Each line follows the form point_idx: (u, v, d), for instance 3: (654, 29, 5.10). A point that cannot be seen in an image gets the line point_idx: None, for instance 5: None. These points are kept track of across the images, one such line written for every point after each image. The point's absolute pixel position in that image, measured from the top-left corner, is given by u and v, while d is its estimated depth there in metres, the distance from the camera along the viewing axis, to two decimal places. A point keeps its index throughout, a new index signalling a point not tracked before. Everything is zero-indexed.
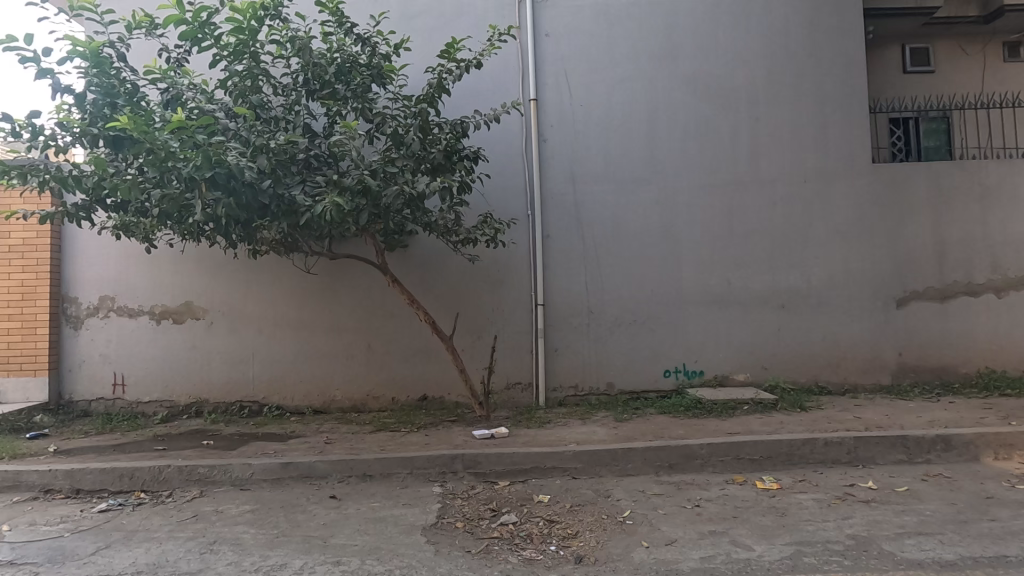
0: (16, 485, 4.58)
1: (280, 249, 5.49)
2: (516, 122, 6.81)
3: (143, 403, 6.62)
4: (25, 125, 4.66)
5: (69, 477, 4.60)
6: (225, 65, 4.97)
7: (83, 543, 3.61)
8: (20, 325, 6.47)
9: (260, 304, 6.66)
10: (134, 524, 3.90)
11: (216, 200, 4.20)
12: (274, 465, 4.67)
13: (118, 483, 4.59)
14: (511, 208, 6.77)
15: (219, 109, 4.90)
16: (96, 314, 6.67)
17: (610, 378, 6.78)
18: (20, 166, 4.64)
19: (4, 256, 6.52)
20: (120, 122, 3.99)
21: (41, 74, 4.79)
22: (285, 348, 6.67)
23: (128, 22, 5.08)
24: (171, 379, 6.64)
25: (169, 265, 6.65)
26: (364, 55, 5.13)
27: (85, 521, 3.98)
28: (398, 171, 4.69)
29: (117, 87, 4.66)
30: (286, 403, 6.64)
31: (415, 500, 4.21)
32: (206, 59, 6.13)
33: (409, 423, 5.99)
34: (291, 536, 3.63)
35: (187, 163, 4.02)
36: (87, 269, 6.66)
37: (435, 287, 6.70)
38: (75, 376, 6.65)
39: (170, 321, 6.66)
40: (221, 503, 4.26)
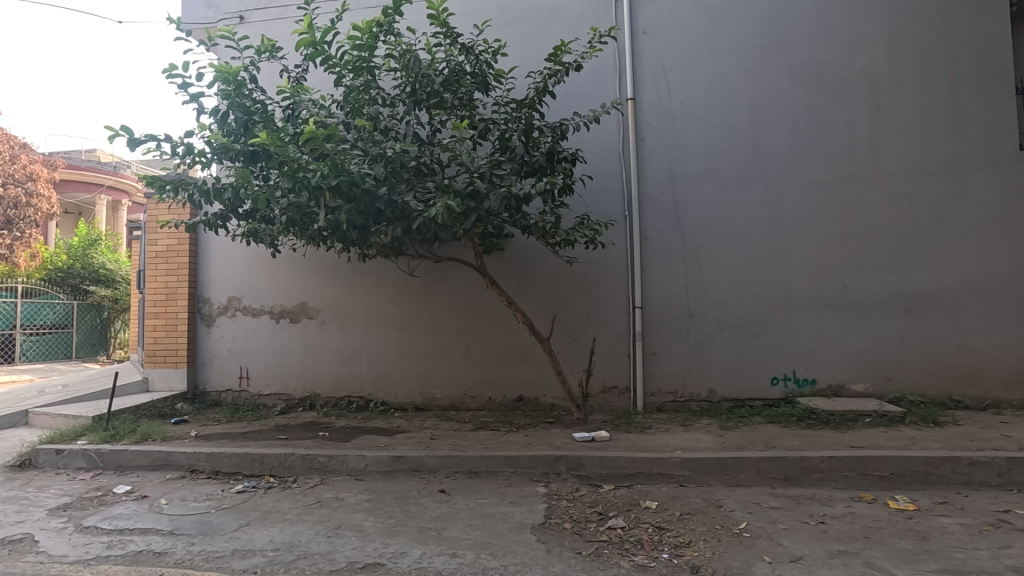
0: (167, 464, 5.15)
1: (388, 253, 5.77)
2: (614, 122, 6.73)
3: (265, 396, 7.22)
4: (178, 144, 5.24)
5: (210, 459, 5.10)
6: (343, 81, 5.32)
7: (227, 520, 3.99)
8: (165, 322, 7.30)
9: (367, 305, 7.05)
10: (267, 506, 4.26)
11: (339, 207, 4.53)
12: (386, 458, 4.92)
13: (250, 467, 5.03)
14: (609, 209, 6.70)
15: (337, 122, 5.25)
16: (225, 312, 7.35)
17: (712, 385, 6.51)
18: (173, 180, 5.24)
19: (152, 261, 7.37)
20: (260, 137, 4.41)
21: (190, 98, 5.38)
22: (390, 347, 7.00)
23: (258, 47, 5.57)
24: (288, 373, 7.18)
25: (288, 268, 7.21)
26: (469, 63, 5.31)
27: (226, 500, 4.40)
28: (504, 175, 4.80)
29: (252, 106, 5.14)
30: (390, 400, 6.97)
31: (520, 499, 4.26)
32: (323, 75, 6.60)
33: (507, 423, 6.08)
34: (407, 526, 3.80)
35: (315, 174, 4.37)
36: (218, 272, 7.37)
37: (532, 289, 6.76)
38: (208, 369, 7.37)
39: (287, 320, 7.20)
40: (340, 490, 4.54)
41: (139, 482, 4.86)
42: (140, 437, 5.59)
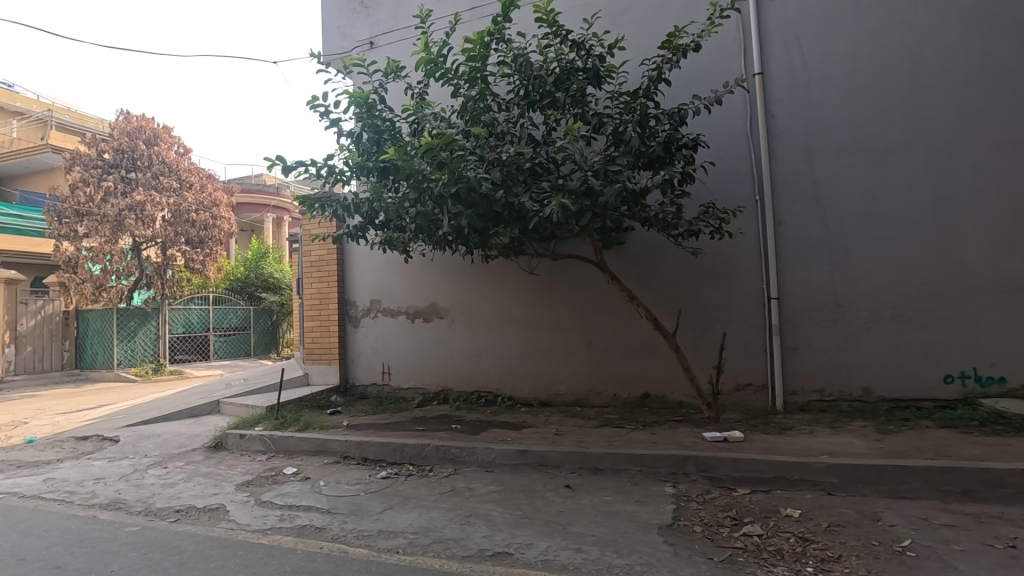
0: (324, 450, 5.82)
1: (508, 254, 5.95)
2: (740, 101, 6.28)
3: (404, 390, 7.83)
4: (323, 166, 5.88)
5: (359, 447, 5.67)
6: (460, 93, 5.59)
7: (374, 503, 4.41)
8: (320, 324, 8.24)
9: (492, 304, 7.33)
10: (408, 492, 4.64)
11: (459, 213, 4.78)
12: (513, 452, 5.10)
13: (392, 456, 5.51)
14: (736, 195, 6.28)
15: (457, 132, 5.53)
16: (368, 314, 8.10)
17: (867, 383, 5.82)
18: (320, 199, 5.89)
19: (308, 270, 8.36)
20: (389, 154, 4.80)
21: (331, 124, 6.00)
22: (514, 344, 7.22)
23: (385, 70, 6.06)
24: (423, 369, 7.72)
25: (419, 271, 7.74)
26: (580, 60, 5.30)
27: (373, 484, 4.87)
28: (619, 168, 4.73)
29: (382, 126, 5.60)
30: (516, 395, 7.20)
31: (647, 498, 4.17)
32: (443, 88, 7.00)
33: (633, 420, 5.98)
34: (533, 519, 3.91)
35: (437, 183, 4.67)
36: (361, 278, 8.13)
37: (656, 283, 6.56)
38: (356, 365, 8.17)
39: (420, 320, 7.74)
40: (472, 481, 4.79)
41: (304, 464, 5.56)
42: (303, 425, 6.39)
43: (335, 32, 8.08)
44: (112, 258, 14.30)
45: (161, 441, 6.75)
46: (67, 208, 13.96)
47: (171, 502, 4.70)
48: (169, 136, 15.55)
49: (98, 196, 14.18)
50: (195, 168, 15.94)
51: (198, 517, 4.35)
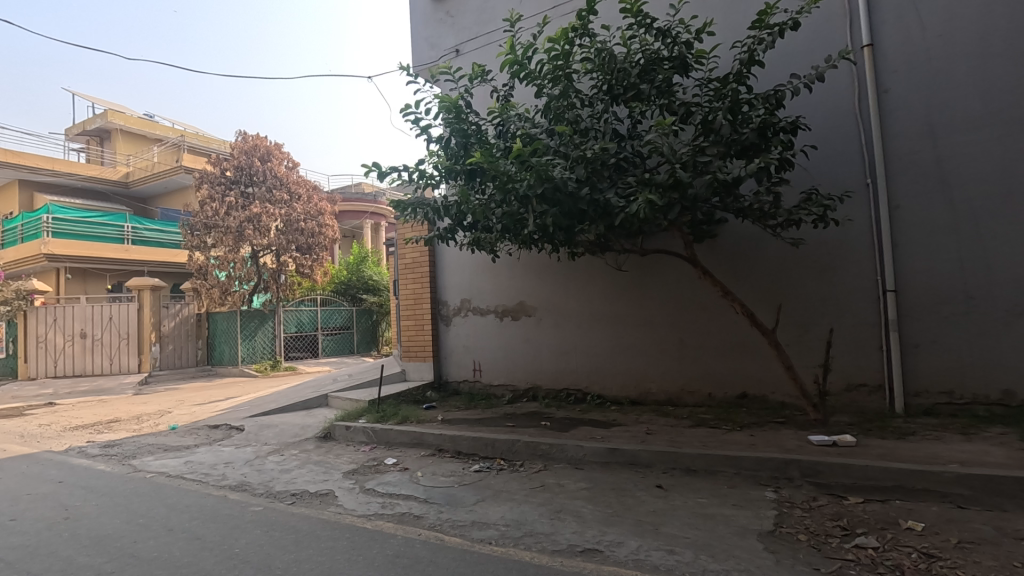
0: (421, 443, 6.11)
1: (595, 250, 5.91)
2: (846, 77, 5.79)
3: (495, 387, 8.01)
4: (415, 172, 6.16)
5: (452, 441, 5.89)
6: (544, 92, 5.62)
7: (467, 495, 4.58)
8: (415, 323, 8.65)
9: (579, 301, 7.31)
10: (499, 485, 4.77)
11: (545, 212, 4.83)
12: (603, 450, 5.07)
13: (484, 450, 5.67)
14: (844, 180, 5.80)
15: (541, 131, 5.58)
16: (459, 313, 8.38)
17: (1008, 385, 5.14)
18: (412, 203, 6.18)
19: (403, 272, 8.80)
20: (475, 157, 4.94)
21: (422, 132, 6.27)
22: (602, 341, 7.15)
23: (471, 75, 6.23)
24: (512, 366, 7.86)
25: (507, 270, 7.88)
26: (666, 49, 5.15)
27: (466, 477, 5.05)
28: (709, 158, 4.55)
29: (469, 130, 5.77)
30: (605, 393, 7.13)
31: (745, 502, 3.98)
32: (527, 89, 7.09)
33: (730, 421, 5.71)
34: (624, 517, 3.87)
35: (523, 183, 4.74)
36: (452, 278, 8.42)
37: (753, 277, 6.21)
38: (449, 362, 8.48)
39: (509, 318, 7.88)
40: (562, 477, 4.82)
41: (403, 456, 5.88)
42: (401, 419, 6.76)
43: (422, 43, 8.45)
44: (235, 266, 15.89)
45: (279, 430, 7.42)
46: (198, 222, 15.70)
47: (288, 486, 5.17)
48: (280, 153, 17.00)
49: (223, 210, 15.83)
50: (302, 180, 17.30)
51: (311, 501, 4.74)
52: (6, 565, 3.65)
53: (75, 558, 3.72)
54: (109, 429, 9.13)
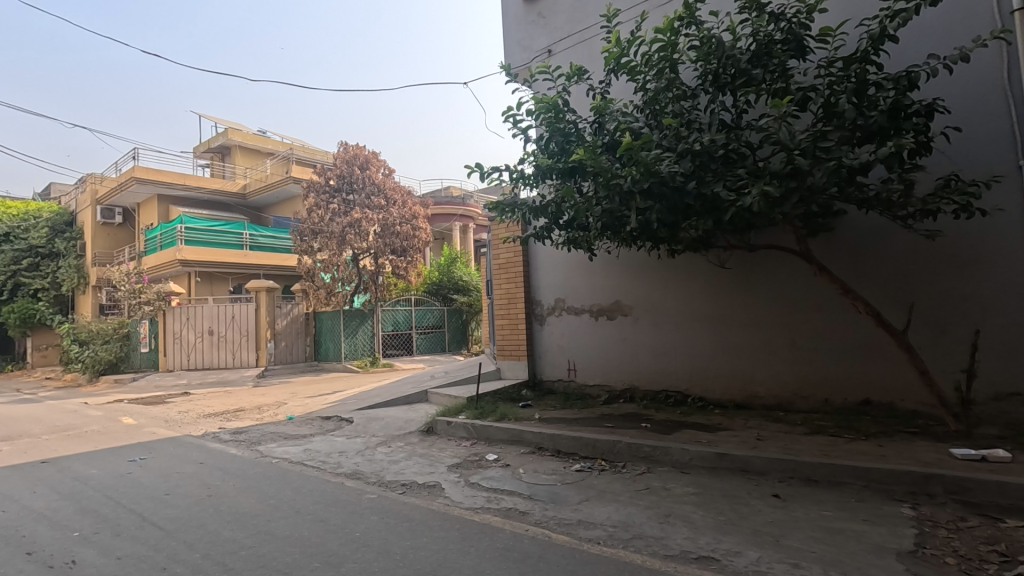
0: (520, 440, 6.20)
1: (698, 247, 5.71)
2: (993, 49, 5.16)
3: (590, 387, 7.95)
4: (514, 172, 6.26)
5: (552, 440, 5.92)
6: (646, 85, 5.50)
7: (571, 493, 4.58)
8: (509, 323, 8.77)
9: (679, 300, 7.07)
10: (603, 486, 4.73)
11: (649, 207, 4.73)
12: (710, 455, 4.87)
13: (584, 450, 5.64)
14: (991, 163, 5.17)
15: (643, 125, 5.46)
16: (553, 312, 8.40)
17: None
18: (510, 203, 6.28)
19: (498, 272, 8.94)
20: (578, 154, 4.94)
21: (520, 132, 6.36)
22: (705, 342, 6.87)
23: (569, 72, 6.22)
24: (608, 366, 7.75)
25: (603, 268, 7.79)
26: (780, 31, 4.87)
27: (568, 476, 5.06)
28: (832, 145, 4.24)
29: (568, 128, 5.77)
30: (708, 396, 6.85)
31: (878, 518, 3.66)
32: (624, 84, 6.98)
33: (853, 429, 5.27)
34: (739, 526, 3.70)
35: (627, 179, 4.67)
36: (546, 278, 8.46)
37: (878, 273, 5.70)
38: (543, 361, 8.52)
39: (605, 317, 7.78)
40: (667, 481, 4.69)
41: (504, 452, 6.00)
42: (499, 416, 6.89)
43: (515, 45, 8.57)
44: (339, 268, 16.94)
45: (384, 424, 7.83)
46: (306, 228, 16.95)
47: (397, 476, 5.44)
48: (377, 161, 17.94)
49: (327, 216, 16.95)
50: (398, 186, 18.17)
51: (420, 491, 4.97)
52: (165, 534, 4.14)
53: (220, 531, 4.15)
54: (237, 417, 10.09)
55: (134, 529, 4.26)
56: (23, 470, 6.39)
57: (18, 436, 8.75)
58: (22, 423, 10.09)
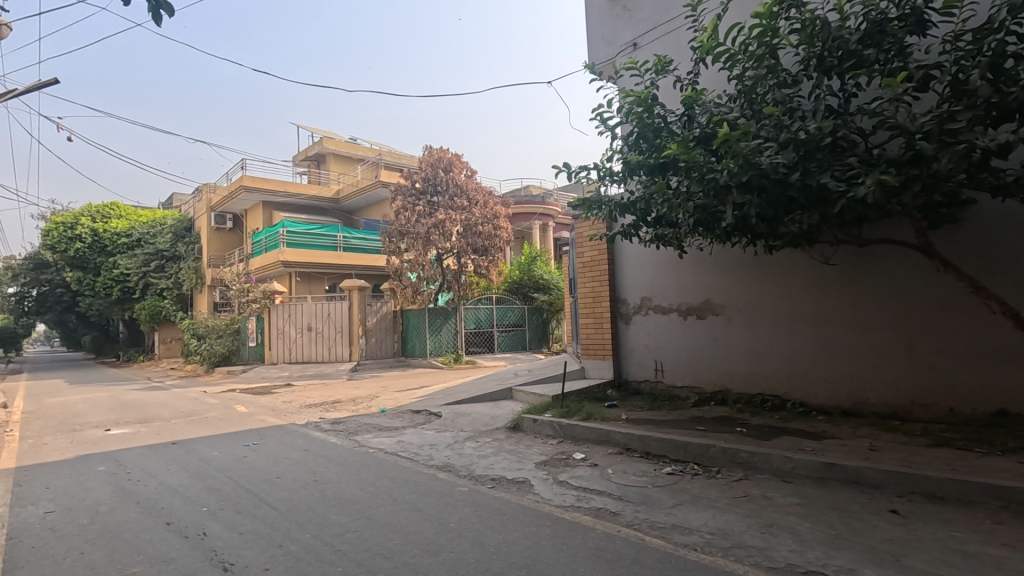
0: (607, 440, 6.14)
1: (799, 242, 5.38)
2: None
3: (679, 388, 7.70)
4: (602, 169, 6.20)
5: (641, 441, 5.81)
6: (743, 73, 5.25)
7: (663, 496, 4.47)
8: (593, 321, 8.68)
9: (777, 299, 6.68)
10: (697, 491, 4.57)
11: (747, 202, 4.52)
12: (816, 464, 4.57)
13: (675, 453, 5.48)
14: None
15: (739, 116, 5.21)
16: (639, 311, 8.22)
17: None
18: (596, 201, 6.22)
19: (581, 271, 8.86)
20: (670, 148, 4.81)
21: (607, 129, 6.28)
22: (806, 343, 6.45)
23: (657, 65, 6.06)
24: (698, 367, 7.48)
25: (693, 266, 7.53)
26: (898, 6, 4.46)
27: (660, 478, 4.94)
28: (961, 127, 3.85)
29: (657, 123, 5.63)
30: (810, 401, 6.43)
31: (1021, 543, 3.27)
32: (716, 74, 6.70)
33: (985, 443, 4.75)
34: (853, 542, 3.44)
35: (723, 172, 4.49)
36: (632, 276, 8.30)
37: (1016, 269, 5.09)
38: (629, 361, 8.37)
39: (694, 317, 7.50)
40: (768, 489, 4.45)
41: (591, 452, 5.95)
42: (585, 415, 6.85)
43: (598, 41, 8.48)
44: (424, 268, 17.55)
45: (471, 419, 8.02)
46: (394, 230, 17.71)
47: (487, 471, 5.57)
48: (459, 162, 18.34)
49: (413, 218, 17.54)
50: (479, 186, 18.52)
51: (510, 487, 5.05)
52: (279, 514, 4.49)
53: (327, 514, 4.44)
54: (334, 408, 10.75)
55: (253, 508, 4.65)
56: (158, 450, 7.18)
57: (152, 420, 9.83)
58: (154, 408, 11.33)
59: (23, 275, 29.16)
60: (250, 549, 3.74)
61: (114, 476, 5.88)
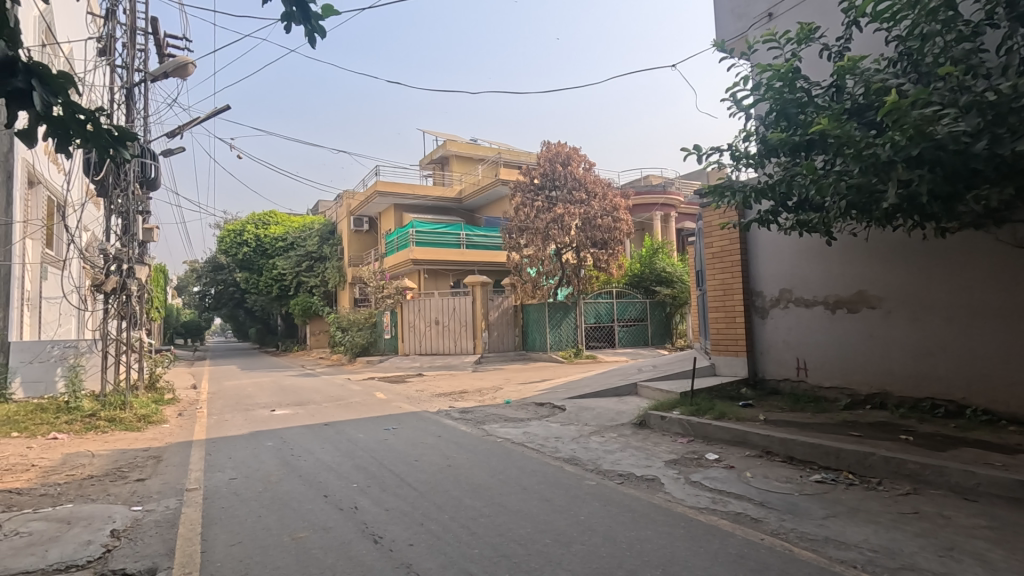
0: (744, 442, 5.75)
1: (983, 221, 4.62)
2: None
3: (825, 389, 6.99)
4: (737, 152, 5.80)
5: (783, 444, 5.36)
6: (909, 32, 4.61)
7: (812, 506, 4.09)
8: (725, 315, 8.17)
9: (952, 289, 5.81)
10: (854, 503, 4.12)
11: (917, 178, 3.98)
12: (1009, 482, 3.90)
13: (824, 459, 4.99)
14: None
15: (904, 81, 4.60)
16: (778, 304, 7.59)
17: None
18: (729, 186, 5.81)
19: (710, 261, 8.38)
20: (819, 123, 4.36)
21: (740, 110, 5.86)
22: (990, 341, 5.55)
23: (800, 33, 5.51)
24: (849, 366, 6.73)
25: (842, 254, 6.78)
26: None
27: (808, 486, 4.52)
28: None
29: (801, 98, 5.14)
30: (997, 408, 5.53)
31: None
32: (870, 36, 6.01)
33: None
34: None
35: (886, 147, 4.00)
36: (769, 267, 7.68)
37: None
38: (766, 359, 7.75)
39: (845, 310, 6.76)
40: (945, 507, 3.88)
41: (726, 453, 5.62)
42: (718, 414, 6.48)
43: (727, 15, 7.94)
44: (544, 263, 17.78)
45: (596, 413, 7.96)
46: (514, 226, 17.83)
47: (615, 466, 5.49)
48: (578, 155, 18.23)
49: (533, 213, 17.70)
50: (598, 179, 18.30)
51: (639, 484, 4.93)
52: (419, 494, 4.81)
53: (461, 498, 4.66)
54: (462, 398, 11.26)
55: (396, 487, 5.04)
56: (314, 430, 8.04)
57: (307, 403, 11.04)
58: (308, 392, 12.71)
59: (205, 276, 34.23)
60: (395, 525, 4.05)
61: (281, 451, 6.69)
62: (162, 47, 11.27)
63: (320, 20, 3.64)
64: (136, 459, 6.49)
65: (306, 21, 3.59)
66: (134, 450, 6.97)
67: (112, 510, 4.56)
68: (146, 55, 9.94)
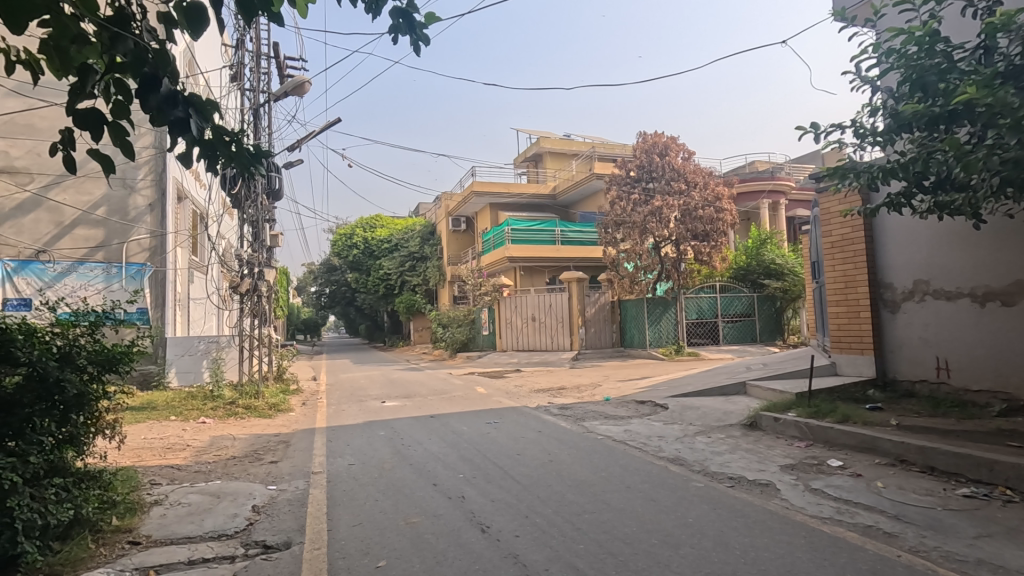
0: (873, 448, 5.24)
1: None
2: None
3: (973, 392, 6.18)
4: (862, 130, 5.28)
5: (921, 453, 4.82)
6: None
7: (960, 523, 3.64)
8: (846, 310, 7.49)
9: None
10: (1014, 523, 3.61)
11: None
12: None
13: (974, 472, 4.42)
14: None
15: None
16: (912, 297, 6.82)
17: None
18: (851, 167, 5.28)
19: (829, 252, 7.72)
20: (966, 91, 3.86)
21: (866, 83, 5.31)
22: None
23: None
24: (1004, 367, 5.91)
25: (993, 239, 5.97)
26: None
27: (953, 502, 4.03)
28: None
29: (940, 64, 4.58)
30: None
31: None
32: None
33: None
34: None
35: None
36: (901, 255, 6.92)
37: None
38: (898, 358, 7.00)
39: (998, 304, 5.94)
40: None
41: (852, 460, 5.16)
42: (841, 417, 5.96)
43: None
44: (641, 257, 17.20)
45: (701, 413, 7.65)
46: (611, 220, 17.54)
47: (724, 469, 5.24)
48: (676, 145, 17.55)
49: (629, 207, 17.19)
50: (699, 168, 17.49)
51: (752, 488, 4.67)
52: (523, 487, 4.91)
53: (565, 493, 4.69)
54: (561, 394, 11.30)
55: (500, 480, 5.17)
56: (421, 421, 8.47)
57: (414, 396, 11.64)
58: (414, 386, 13.40)
59: (321, 278, 37.23)
60: (501, 516, 4.16)
61: (393, 441, 7.12)
62: (282, 69, 12.38)
63: (423, 29, 3.81)
64: (269, 443, 7.21)
65: (411, 31, 3.78)
66: (267, 435, 7.75)
67: (252, 488, 5.11)
68: (269, 78, 10.98)
